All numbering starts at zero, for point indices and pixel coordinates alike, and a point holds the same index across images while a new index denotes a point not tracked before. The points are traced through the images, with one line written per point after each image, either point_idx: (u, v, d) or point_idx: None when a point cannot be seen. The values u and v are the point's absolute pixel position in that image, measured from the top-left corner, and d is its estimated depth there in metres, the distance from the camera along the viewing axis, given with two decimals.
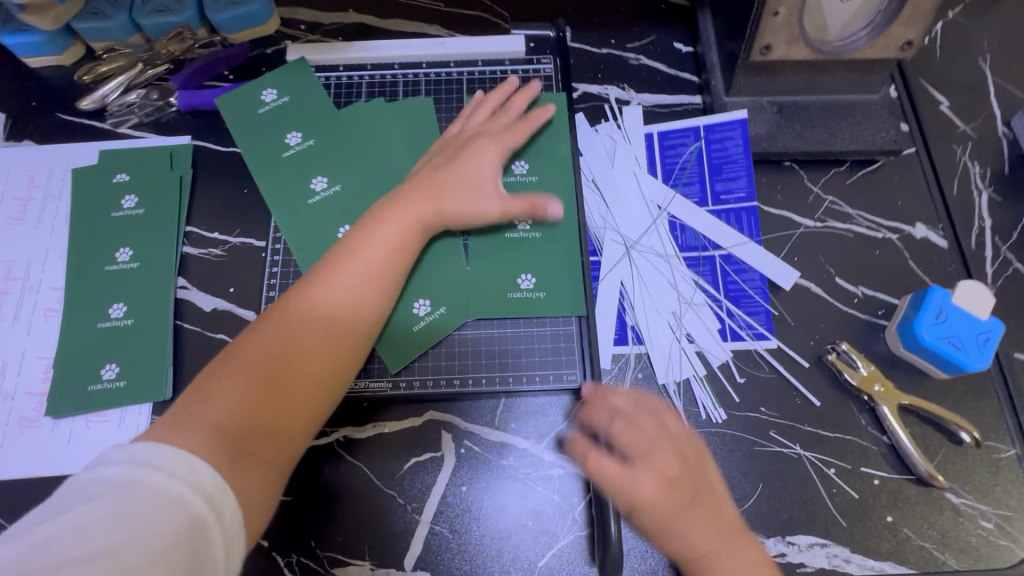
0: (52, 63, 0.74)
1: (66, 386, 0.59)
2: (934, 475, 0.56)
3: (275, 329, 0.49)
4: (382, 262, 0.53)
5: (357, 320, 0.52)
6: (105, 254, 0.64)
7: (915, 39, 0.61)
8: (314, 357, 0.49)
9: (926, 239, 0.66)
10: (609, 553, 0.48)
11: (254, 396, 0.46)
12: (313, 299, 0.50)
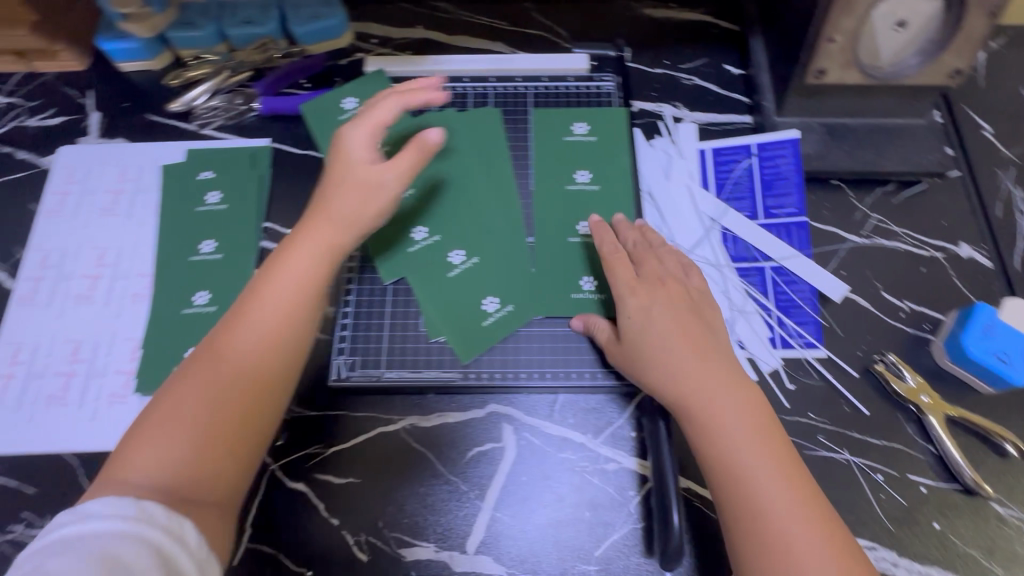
0: (143, 67, 0.79)
1: (153, 366, 0.63)
2: (980, 484, 0.58)
3: (195, 374, 0.51)
4: (287, 290, 0.54)
5: (269, 352, 0.52)
6: (190, 245, 0.69)
7: (964, 67, 0.64)
8: (229, 387, 0.51)
9: (971, 258, 0.68)
10: (671, 539, 0.51)
11: (195, 441, 0.49)
12: (228, 341, 0.52)
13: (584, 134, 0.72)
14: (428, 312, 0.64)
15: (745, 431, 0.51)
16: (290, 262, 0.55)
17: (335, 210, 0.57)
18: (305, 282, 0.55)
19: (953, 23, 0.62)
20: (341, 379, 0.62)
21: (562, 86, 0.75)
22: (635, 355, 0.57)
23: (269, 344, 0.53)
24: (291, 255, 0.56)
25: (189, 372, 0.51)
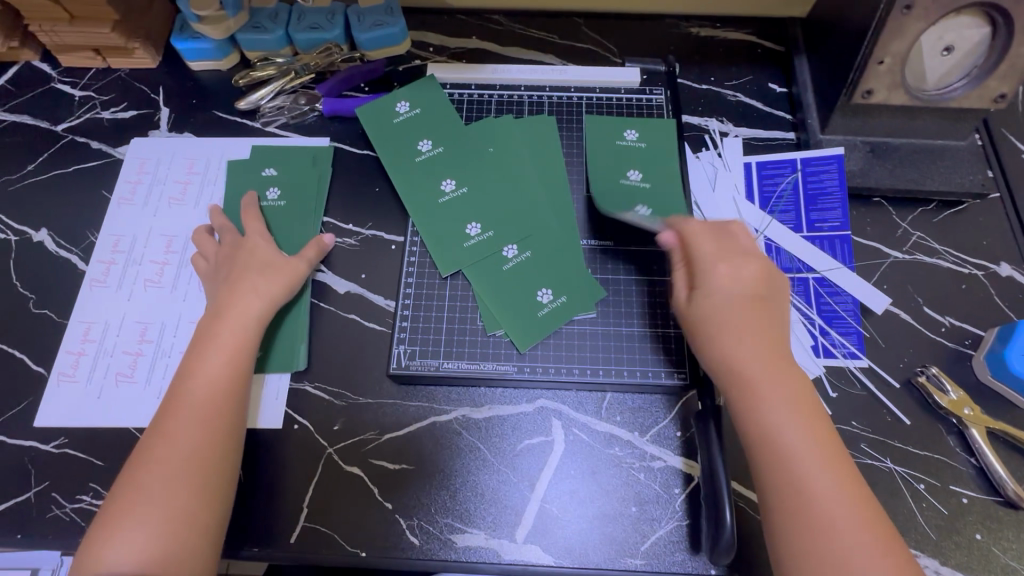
0: (211, 67, 0.83)
1: None
2: (1022, 497, 0.59)
3: (159, 447, 0.54)
4: (216, 368, 0.58)
5: (216, 407, 0.56)
6: None
7: (1009, 92, 0.67)
8: (190, 446, 0.54)
9: (1011, 277, 0.70)
10: (723, 536, 0.53)
11: (168, 505, 0.51)
12: (182, 415, 0.55)
13: (634, 142, 0.74)
14: (485, 306, 0.66)
15: (791, 407, 0.51)
16: (221, 340, 0.59)
17: (245, 287, 0.63)
18: (235, 357, 0.59)
19: (999, 49, 0.64)
20: (401, 368, 0.64)
21: (614, 97, 0.78)
22: (701, 321, 0.57)
23: (217, 415, 0.56)
24: (209, 334, 0.60)
25: (147, 448, 0.54)
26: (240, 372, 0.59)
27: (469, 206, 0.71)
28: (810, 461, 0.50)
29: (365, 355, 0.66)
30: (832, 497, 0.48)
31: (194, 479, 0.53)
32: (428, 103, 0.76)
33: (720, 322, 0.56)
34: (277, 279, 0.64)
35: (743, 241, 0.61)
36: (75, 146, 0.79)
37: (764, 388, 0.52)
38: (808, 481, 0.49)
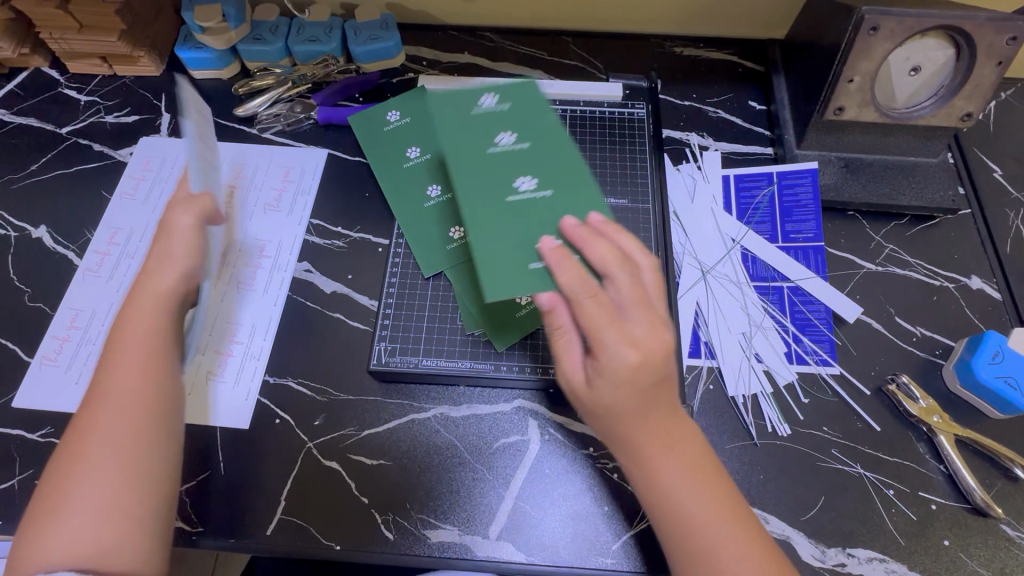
0: (212, 76, 0.87)
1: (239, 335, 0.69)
2: (990, 505, 0.59)
3: (86, 440, 0.52)
4: (143, 358, 0.55)
5: (142, 396, 0.54)
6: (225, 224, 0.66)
7: (974, 111, 0.69)
8: (118, 436, 0.52)
9: (981, 290, 0.72)
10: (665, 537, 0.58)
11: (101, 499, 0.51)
12: (106, 410, 0.53)
13: (511, 143, 0.60)
14: (465, 306, 0.68)
15: (691, 474, 0.51)
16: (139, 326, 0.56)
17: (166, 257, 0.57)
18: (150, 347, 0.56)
19: (963, 70, 0.67)
20: (381, 364, 0.66)
21: (598, 110, 0.81)
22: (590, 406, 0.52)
23: (142, 410, 0.54)
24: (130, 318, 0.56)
25: (73, 438, 0.52)
26: (162, 362, 0.56)
27: (454, 210, 0.73)
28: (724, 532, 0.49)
29: (348, 353, 0.68)
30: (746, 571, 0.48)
31: (130, 476, 0.52)
32: (417, 112, 0.79)
33: (619, 408, 0.51)
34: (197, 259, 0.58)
35: (642, 307, 0.52)
36: (78, 148, 0.82)
37: (660, 456, 0.51)
38: (718, 556, 0.49)
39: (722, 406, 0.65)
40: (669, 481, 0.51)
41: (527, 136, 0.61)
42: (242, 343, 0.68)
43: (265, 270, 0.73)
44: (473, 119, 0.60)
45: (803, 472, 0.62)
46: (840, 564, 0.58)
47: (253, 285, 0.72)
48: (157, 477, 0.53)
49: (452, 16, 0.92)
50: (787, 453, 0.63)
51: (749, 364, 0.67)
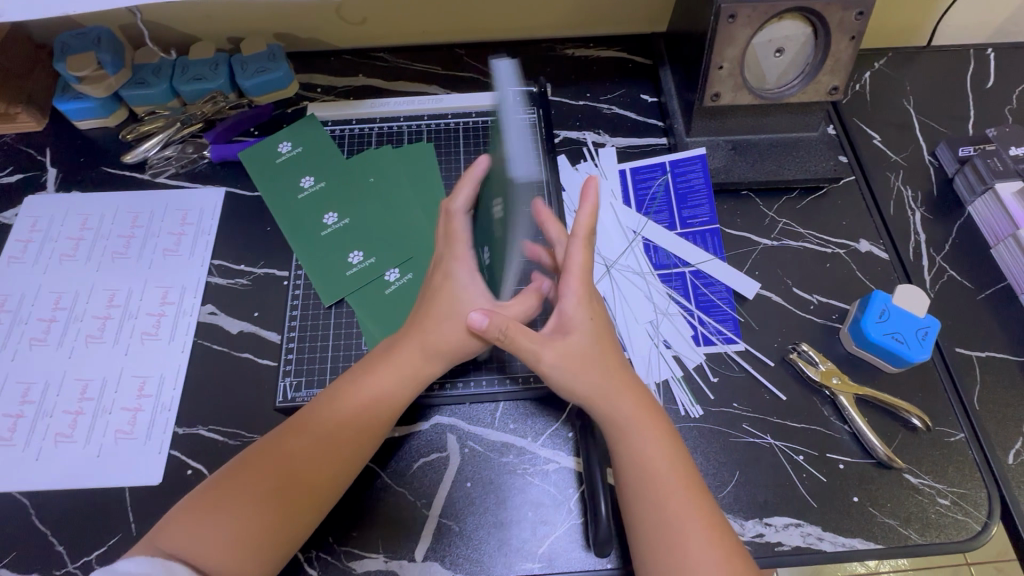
0: (100, 124, 0.84)
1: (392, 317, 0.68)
2: (892, 457, 0.62)
3: (279, 450, 0.54)
4: (360, 412, 0.57)
5: (362, 432, 0.57)
6: (342, 254, 0.71)
7: (840, 84, 0.73)
8: (316, 450, 0.55)
9: (870, 252, 0.75)
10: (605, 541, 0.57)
11: (254, 517, 0.51)
12: (330, 423, 0.56)
13: (337, 222, 0.73)
14: (367, 331, 0.67)
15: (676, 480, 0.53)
16: (380, 387, 0.58)
17: (444, 335, 0.58)
18: (378, 411, 0.58)
19: (822, 47, 0.70)
20: (287, 400, 0.65)
21: (490, 120, 0.81)
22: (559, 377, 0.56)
23: (324, 467, 0.54)
24: (374, 372, 0.59)
25: (303, 429, 0.56)
26: (370, 430, 0.57)
27: (352, 235, 0.72)
28: (680, 495, 0.52)
29: (256, 390, 0.67)
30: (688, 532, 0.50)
31: (293, 495, 0.53)
32: (310, 141, 0.78)
33: (586, 353, 0.56)
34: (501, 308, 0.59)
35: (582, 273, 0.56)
36: None
37: (638, 423, 0.55)
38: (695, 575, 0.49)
39: None
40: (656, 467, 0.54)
41: (347, 214, 0.74)
42: (150, 396, 0.66)
43: (169, 318, 0.71)
44: (302, 204, 0.75)
45: (718, 449, 0.64)
46: (757, 534, 0.60)
47: (157, 335, 0.70)
48: (311, 513, 0.54)
49: (342, 40, 0.92)
50: (700, 433, 0.65)
51: (657, 350, 0.69)
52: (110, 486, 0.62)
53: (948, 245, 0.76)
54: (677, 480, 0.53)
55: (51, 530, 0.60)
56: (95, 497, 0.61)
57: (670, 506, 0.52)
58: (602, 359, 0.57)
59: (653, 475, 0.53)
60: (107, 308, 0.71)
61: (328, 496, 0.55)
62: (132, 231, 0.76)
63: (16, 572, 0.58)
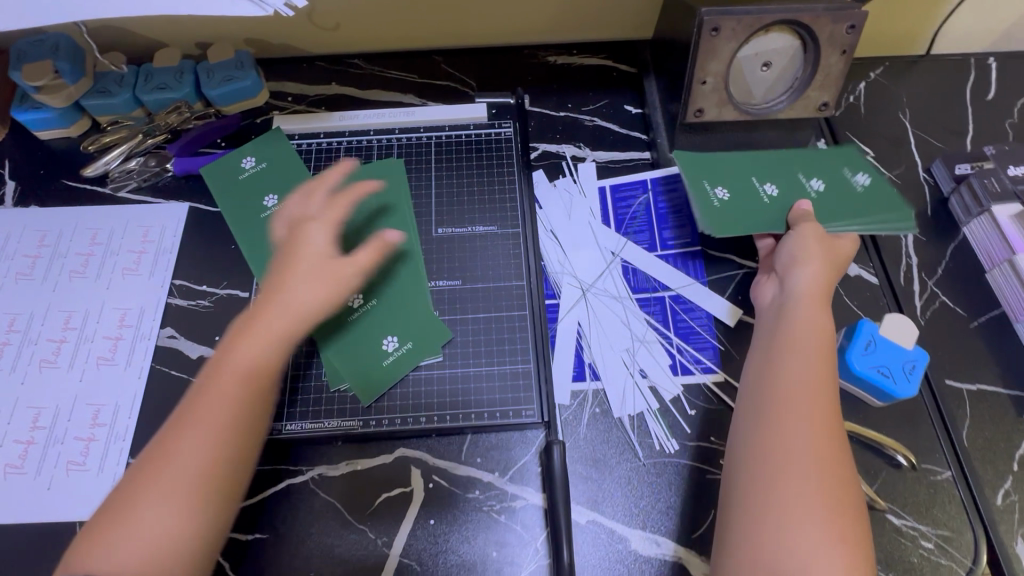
0: (61, 135, 0.81)
1: (355, 351, 0.65)
2: (874, 498, 0.60)
3: (170, 443, 0.50)
4: (239, 374, 0.52)
5: (246, 396, 0.52)
6: None
7: (830, 100, 0.69)
8: (201, 433, 0.50)
9: (859, 276, 0.72)
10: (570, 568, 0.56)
11: (161, 520, 0.47)
12: (213, 394, 0.51)
13: None
14: (328, 361, 0.65)
15: (812, 466, 0.51)
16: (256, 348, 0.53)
17: (292, 299, 0.55)
18: (260, 369, 0.53)
19: (812, 61, 0.67)
20: None
21: (463, 134, 0.77)
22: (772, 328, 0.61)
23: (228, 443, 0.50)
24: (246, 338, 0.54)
25: (190, 410, 0.51)
26: (262, 389, 0.53)
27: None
28: (812, 477, 0.50)
29: None
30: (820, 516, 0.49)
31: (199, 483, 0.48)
32: (273, 156, 0.75)
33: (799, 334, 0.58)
34: (345, 265, 0.58)
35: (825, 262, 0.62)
36: None
37: (806, 409, 0.53)
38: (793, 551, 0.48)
39: (611, 428, 0.64)
40: (793, 451, 0.52)
41: None
42: (104, 426, 0.64)
43: (126, 342, 0.68)
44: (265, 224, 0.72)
45: (694, 486, 0.61)
46: None
47: (113, 361, 0.67)
48: (226, 492, 0.50)
49: (315, 46, 0.88)
50: (676, 470, 0.62)
51: (633, 381, 0.66)
52: (59, 522, 0.60)
53: (941, 269, 0.72)
54: (817, 466, 0.51)
55: None
56: (44, 533, 0.59)
57: (797, 485, 0.50)
58: (811, 354, 0.57)
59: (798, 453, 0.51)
60: (62, 331, 0.68)
61: (240, 467, 0.51)
62: (91, 248, 0.73)
63: None
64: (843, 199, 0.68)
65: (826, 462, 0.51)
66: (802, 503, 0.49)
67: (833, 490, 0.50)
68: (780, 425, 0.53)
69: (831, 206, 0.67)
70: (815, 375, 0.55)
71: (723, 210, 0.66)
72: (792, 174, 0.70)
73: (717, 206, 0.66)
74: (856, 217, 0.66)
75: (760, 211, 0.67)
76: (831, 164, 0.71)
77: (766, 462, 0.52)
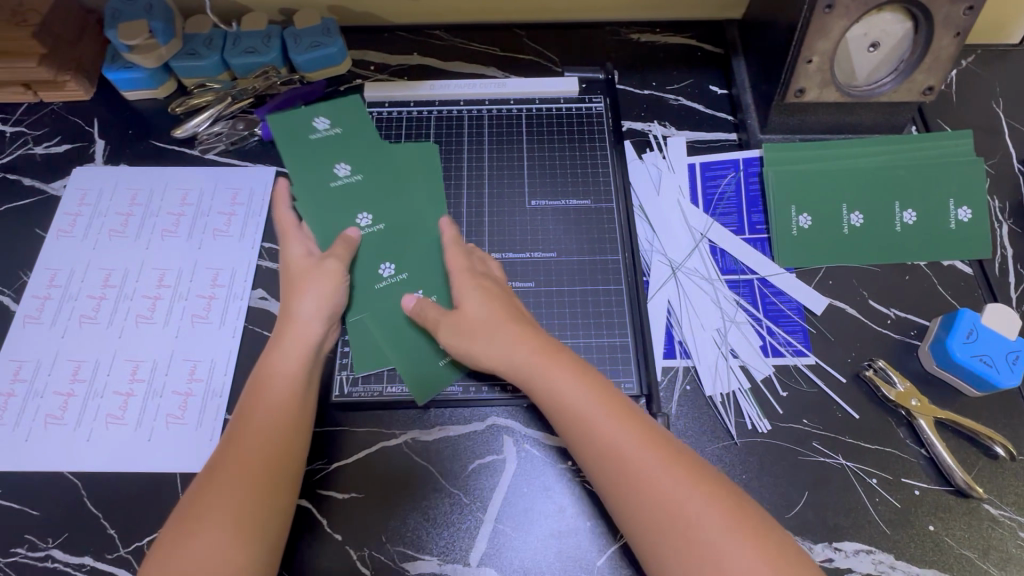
0: (148, 96, 0.82)
1: (417, 352, 0.64)
2: (972, 485, 0.59)
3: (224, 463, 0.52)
4: (285, 397, 0.56)
5: (292, 413, 0.56)
6: (370, 264, 0.67)
7: (936, 84, 0.68)
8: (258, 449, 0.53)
9: (953, 266, 0.70)
10: None
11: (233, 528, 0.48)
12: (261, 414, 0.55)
13: (370, 225, 0.69)
14: (388, 357, 0.64)
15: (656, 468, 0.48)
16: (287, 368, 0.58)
17: (301, 311, 0.60)
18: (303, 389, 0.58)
19: (922, 43, 0.66)
20: (344, 395, 0.63)
21: (554, 108, 0.77)
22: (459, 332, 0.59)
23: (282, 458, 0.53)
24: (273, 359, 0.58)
25: (240, 428, 0.54)
26: (304, 398, 0.58)
27: (382, 244, 0.68)
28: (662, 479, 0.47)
29: None
30: (686, 497, 0.46)
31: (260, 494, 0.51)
32: (349, 122, 0.73)
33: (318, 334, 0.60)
34: (331, 265, 0.63)
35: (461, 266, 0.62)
36: (6, 185, 0.77)
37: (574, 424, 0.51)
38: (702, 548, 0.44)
39: (700, 406, 0.64)
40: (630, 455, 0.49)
41: (381, 218, 0.69)
42: (200, 381, 0.65)
43: (220, 302, 0.69)
44: (334, 195, 0.69)
45: (785, 467, 0.61)
46: (826, 559, 0.57)
47: (207, 320, 0.68)
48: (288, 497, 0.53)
49: (396, 15, 0.87)
50: (768, 449, 0.62)
51: (725, 361, 0.66)
52: (162, 472, 0.61)
53: None
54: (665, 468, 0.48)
55: (102, 512, 0.59)
56: (146, 482, 0.60)
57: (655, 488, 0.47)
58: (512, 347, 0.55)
59: (621, 458, 0.49)
60: (157, 288, 0.69)
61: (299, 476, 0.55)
62: (182, 209, 0.74)
63: (70, 554, 0.58)
64: (929, 237, 0.70)
65: (652, 455, 0.48)
66: (661, 499, 0.46)
67: (668, 472, 0.47)
68: (590, 444, 0.50)
69: (914, 241, 0.70)
70: (565, 380, 0.53)
71: (800, 240, 0.70)
72: (888, 202, 0.70)
73: (795, 235, 0.70)
74: (928, 254, 0.70)
75: (839, 236, 0.70)
76: (941, 190, 0.70)
77: (604, 483, 0.50)
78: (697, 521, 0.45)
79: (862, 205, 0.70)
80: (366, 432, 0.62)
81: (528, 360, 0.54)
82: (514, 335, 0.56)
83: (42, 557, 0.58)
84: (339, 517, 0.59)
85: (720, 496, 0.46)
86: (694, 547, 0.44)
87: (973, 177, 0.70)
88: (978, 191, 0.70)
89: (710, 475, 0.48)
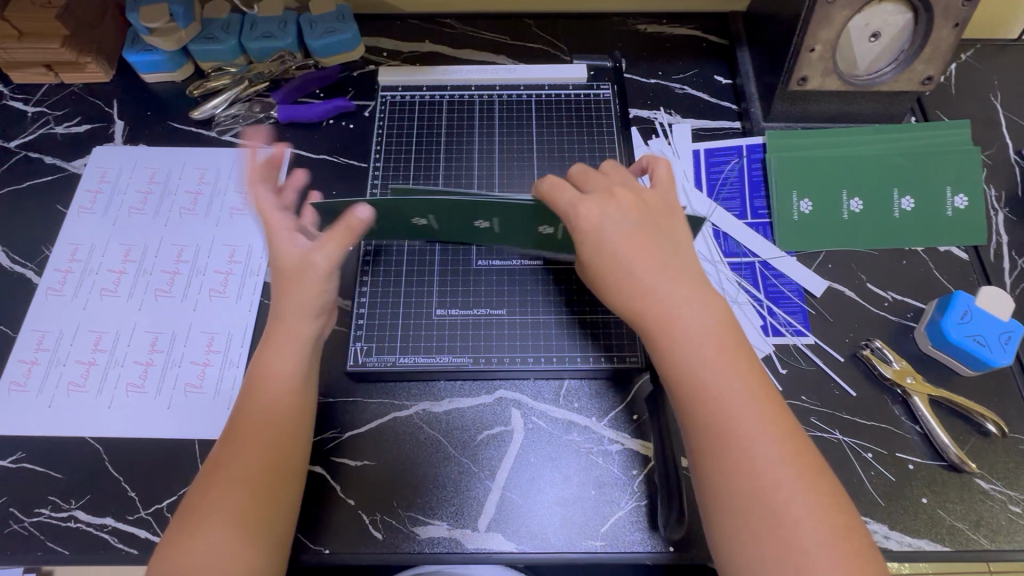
0: (166, 79, 0.83)
1: None
2: (965, 460, 0.61)
3: (225, 460, 0.51)
4: (283, 396, 0.55)
5: (290, 411, 0.55)
6: (531, 229, 0.62)
7: (934, 75, 0.70)
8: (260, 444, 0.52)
9: (949, 252, 0.72)
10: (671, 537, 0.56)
11: (236, 522, 0.49)
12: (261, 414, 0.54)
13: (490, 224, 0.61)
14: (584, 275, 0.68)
15: (772, 447, 0.46)
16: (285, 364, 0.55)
17: (294, 310, 0.56)
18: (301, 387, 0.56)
19: (922, 33, 0.68)
20: (358, 365, 0.65)
21: (563, 94, 0.80)
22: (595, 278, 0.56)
23: (277, 464, 0.52)
24: (270, 354, 0.56)
25: (242, 426, 0.53)
26: (308, 385, 0.57)
27: (518, 221, 0.60)
28: (772, 460, 0.46)
29: (326, 354, 0.67)
30: (786, 494, 0.45)
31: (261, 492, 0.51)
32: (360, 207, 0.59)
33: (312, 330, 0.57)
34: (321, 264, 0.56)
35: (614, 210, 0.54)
36: (28, 162, 0.79)
37: (709, 391, 0.48)
38: (796, 532, 0.44)
39: None
40: (747, 432, 0.47)
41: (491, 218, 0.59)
42: (218, 352, 0.67)
43: (236, 277, 0.71)
44: (448, 230, 0.63)
45: None
46: None
47: (225, 294, 0.70)
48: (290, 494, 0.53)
49: (408, 4, 0.89)
50: None
51: None
52: (180, 438, 0.63)
53: None
54: (777, 450, 0.46)
55: (123, 476, 0.61)
56: (165, 448, 0.62)
57: (760, 462, 0.46)
58: (662, 290, 0.51)
59: (740, 442, 0.46)
60: (176, 263, 0.71)
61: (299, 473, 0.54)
62: (199, 187, 0.76)
63: (92, 515, 0.60)
64: (926, 222, 0.72)
65: (772, 449, 0.46)
66: (765, 491, 0.45)
67: (779, 453, 0.46)
68: (709, 413, 0.48)
69: (911, 226, 0.72)
70: (699, 339, 0.49)
71: (801, 225, 0.72)
72: (887, 188, 0.72)
73: (796, 220, 0.72)
74: (924, 239, 0.72)
75: (838, 221, 0.72)
76: (939, 176, 0.72)
77: (702, 448, 0.48)
78: (787, 502, 0.44)
79: (862, 191, 0.72)
80: (378, 402, 0.65)
81: (674, 314, 0.50)
82: (658, 288, 0.51)
83: (65, 517, 0.60)
84: (351, 483, 0.61)
85: (819, 486, 0.45)
86: (781, 526, 0.44)
87: (971, 165, 0.72)
88: (975, 178, 0.72)
89: (821, 472, 0.46)
